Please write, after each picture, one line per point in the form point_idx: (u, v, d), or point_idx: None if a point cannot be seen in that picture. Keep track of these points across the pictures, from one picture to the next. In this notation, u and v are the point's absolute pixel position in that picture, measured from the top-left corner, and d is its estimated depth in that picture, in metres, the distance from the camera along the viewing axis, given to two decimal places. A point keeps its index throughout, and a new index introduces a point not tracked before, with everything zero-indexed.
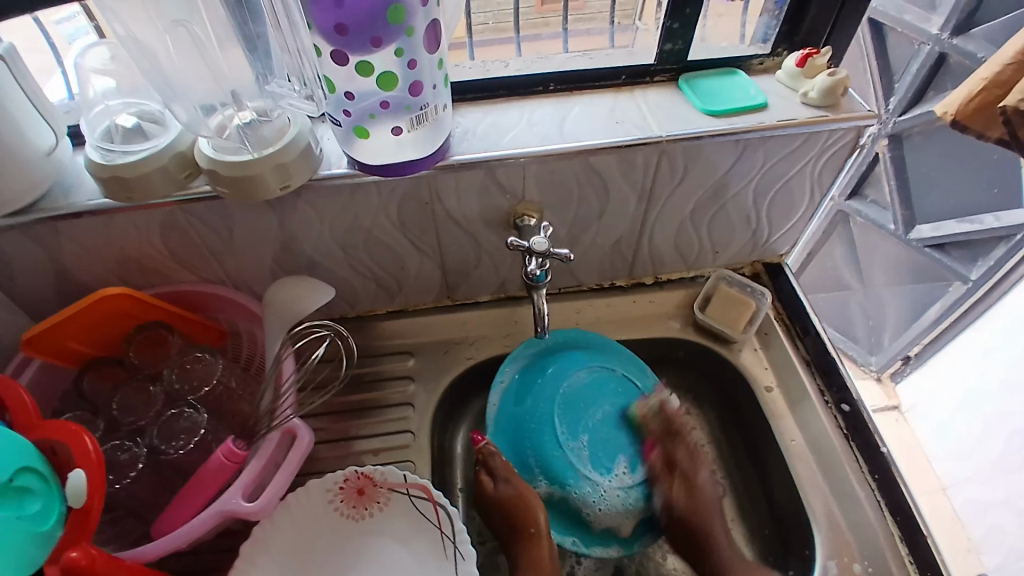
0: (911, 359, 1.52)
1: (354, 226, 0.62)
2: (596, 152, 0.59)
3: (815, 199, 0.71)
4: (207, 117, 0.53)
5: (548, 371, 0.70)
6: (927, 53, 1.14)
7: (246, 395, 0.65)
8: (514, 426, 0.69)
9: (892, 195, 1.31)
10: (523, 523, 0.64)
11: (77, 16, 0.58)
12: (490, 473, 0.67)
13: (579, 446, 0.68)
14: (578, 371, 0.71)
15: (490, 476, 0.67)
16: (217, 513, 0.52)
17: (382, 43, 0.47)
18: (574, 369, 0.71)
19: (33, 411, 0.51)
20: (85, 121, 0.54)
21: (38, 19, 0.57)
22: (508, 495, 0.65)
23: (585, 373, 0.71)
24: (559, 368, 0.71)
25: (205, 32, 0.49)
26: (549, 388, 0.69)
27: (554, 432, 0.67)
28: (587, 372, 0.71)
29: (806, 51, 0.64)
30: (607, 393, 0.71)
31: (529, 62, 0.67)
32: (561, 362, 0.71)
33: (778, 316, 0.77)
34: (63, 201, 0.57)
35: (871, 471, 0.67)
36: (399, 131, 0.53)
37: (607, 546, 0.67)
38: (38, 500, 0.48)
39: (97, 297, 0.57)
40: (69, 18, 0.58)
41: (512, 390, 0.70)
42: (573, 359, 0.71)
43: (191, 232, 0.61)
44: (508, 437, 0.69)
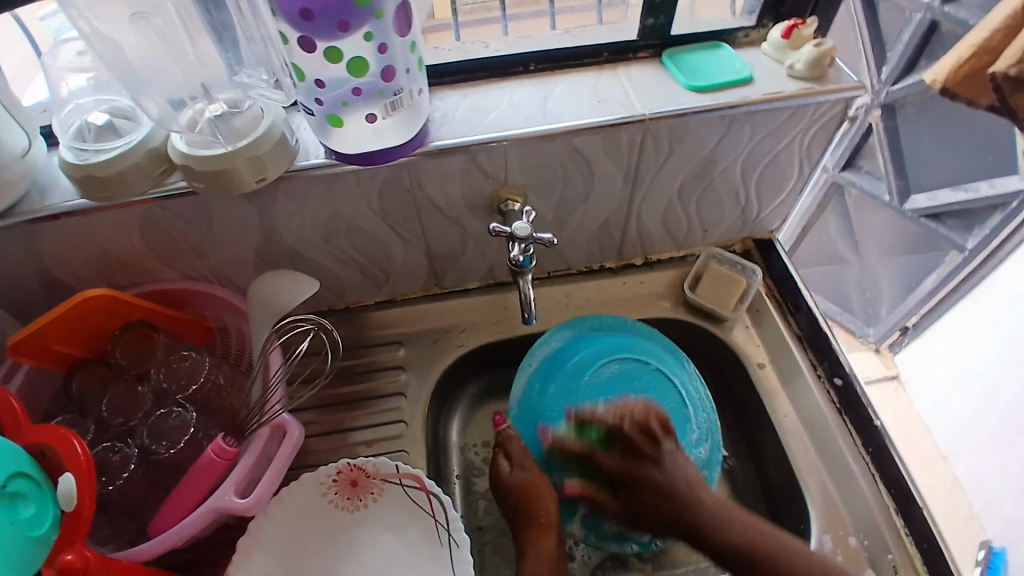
0: (908, 330, 1.52)
1: (336, 216, 0.62)
2: (578, 133, 0.58)
3: (804, 172, 0.70)
4: (177, 112, 0.52)
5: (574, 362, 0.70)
6: (919, 21, 1.11)
7: (235, 391, 0.64)
8: (536, 410, 0.69)
9: (886, 166, 1.28)
10: (533, 511, 0.64)
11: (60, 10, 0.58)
12: (507, 455, 0.67)
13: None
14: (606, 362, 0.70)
15: (507, 458, 0.67)
16: (209, 510, 0.52)
17: (351, 27, 0.45)
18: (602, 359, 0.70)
19: (22, 416, 0.51)
20: (58, 121, 0.52)
21: (20, 14, 0.57)
22: (523, 483, 0.65)
23: (614, 363, 0.71)
24: (586, 357, 0.70)
25: (172, 23, 0.47)
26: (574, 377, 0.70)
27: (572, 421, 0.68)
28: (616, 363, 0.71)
29: (792, 22, 0.63)
30: (636, 385, 0.70)
31: (511, 42, 0.66)
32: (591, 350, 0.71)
33: (769, 293, 0.77)
34: (40, 203, 0.56)
35: (864, 445, 0.67)
36: (374, 117, 0.52)
37: (620, 542, 0.66)
38: (31, 505, 0.48)
39: (81, 298, 0.57)
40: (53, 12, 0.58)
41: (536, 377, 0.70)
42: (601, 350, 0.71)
43: (171, 229, 0.60)
44: (528, 422, 0.69)
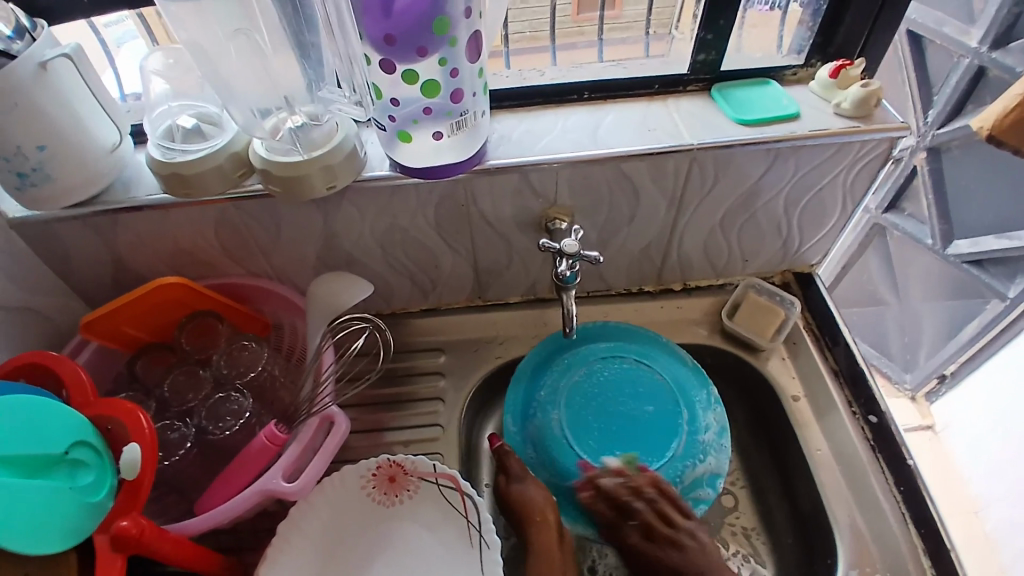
0: (946, 378, 1.49)
1: (392, 226, 0.65)
2: (627, 159, 0.61)
3: (847, 209, 0.71)
4: (263, 119, 0.57)
5: (558, 366, 0.73)
6: (966, 66, 1.12)
7: (287, 383, 0.67)
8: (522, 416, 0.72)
9: (930, 209, 1.29)
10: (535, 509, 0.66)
11: (125, 19, 0.62)
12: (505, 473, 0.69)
13: (582, 440, 0.69)
14: (578, 368, 0.73)
15: (505, 476, 0.69)
16: (258, 492, 0.55)
17: (427, 52, 0.49)
18: (579, 365, 0.73)
19: (90, 390, 0.55)
20: (148, 121, 0.58)
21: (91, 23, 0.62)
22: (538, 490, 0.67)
23: (586, 368, 0.73)
24: (559, 367, 0.73)
25: (263, 39, 0.53)
26: (552, 389, 0.72)
27: (544, 426, 0.70)
28: (593, 364, 0.73)
29: (840, 62, 0.65)
30: (616, 385, 0.72)
31: (565, 71, 0.69)
32: (569, 359, 0.74)
33: (806, 325, 0.78)
34: (123, 194, 0.61)
35: (897, 484, 0.67)
36: (439, 136, 0.56)
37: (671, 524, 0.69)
38: (91, 473, 0.52)
39: (157, 284, 0.62)
40: (116, 22, 0.62)
41: (524, 387, 0.73)
42: (577, 357, 0.74)
43: (241, 228, 0.64)
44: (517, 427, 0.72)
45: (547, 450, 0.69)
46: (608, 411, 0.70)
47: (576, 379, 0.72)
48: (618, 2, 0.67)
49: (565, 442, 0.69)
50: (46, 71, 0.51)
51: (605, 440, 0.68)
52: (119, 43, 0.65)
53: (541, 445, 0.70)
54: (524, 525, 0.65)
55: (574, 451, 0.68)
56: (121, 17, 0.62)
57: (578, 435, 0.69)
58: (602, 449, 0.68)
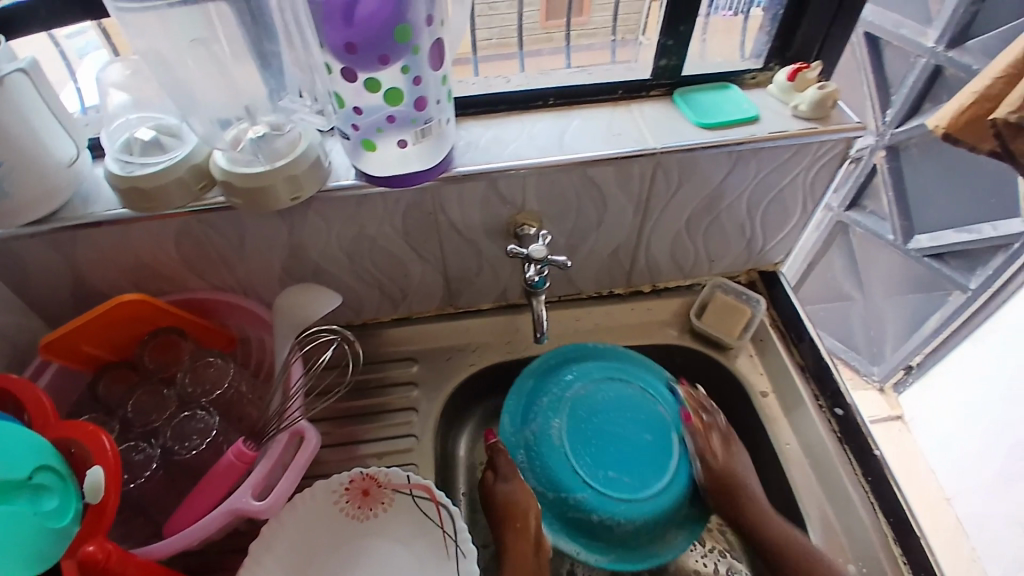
0: (912, 369, 1.54)
1: (360, 235, 0.65)
2: (592, 164, 0.61)
3: (808, 208, 0.73)
4: (223, 130, 0.56)
5: (563, 378, 0.74)
6: (923, 65, 1.16)
7: (254, 401, 0.67)
8: (519, 420, 0.73)
9: (891, 206, 1.33)
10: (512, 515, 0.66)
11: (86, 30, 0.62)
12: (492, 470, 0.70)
13: (578, 452, 0.70)
14: (583, 382, 0.74)
15: (492, 473, 0.70)
16: (227, 511, 0.54)
17: (389, 61, 0.49)
18: (584, 381, 0.74)
19: (50, 411, 0.53)
20: (106, 134, 0.56)
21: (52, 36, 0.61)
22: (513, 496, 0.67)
23: (591, 385, 0.74)
24: (564, 380, 0.74)
25: (223, 49, 0.52)
26: (554, 399, 0.73)
27: (542, 434, 0.71)
28: (599, 383, 0.74)
29: (797, 66, 0.66)
30: (620, 407, 0.73)
31: (531, 78, 0.70)
32: (574, 372, 0.75)
33: (773, 324, 0.79)
34: (82, 209, 0.59)
35: (864, 474, 0.68)
36: (404, 143, 0.56)
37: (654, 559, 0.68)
38: (54, 498, 0.50)
39: (119, 302, 0.60)
40: (78, 32, 0.62)
41: (526, 392, 0.74)
42: (582, 371, 0.75)
43: (205, 241, 0.63)
44: (513, 428, 0.73)
45: (540, 456, 0.70)
46: (607, 429, 0.72)
47: (580, 393, 0.73)
48: (586, 7, 0.68)
49: (561, 451, 0.70)
50: (3, 86, 0.50)
51: (600, 460, 0.70)
52: (82, 54, 0.64)
53: (535, 451, 0.71)
54: (501, 527, 0.66)
55: (565, 462, 0.70)
56: (83, 29, 0.61)
57: (573, 448, 0.70)
58: (596, 465, 0.70)
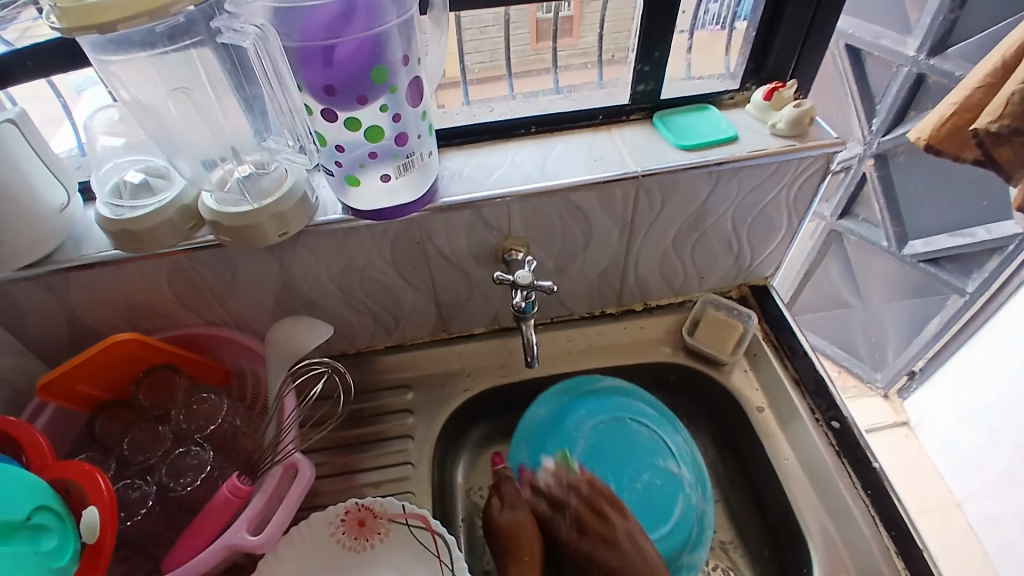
0: (915, 375, 1.53)
1: (351, 266, 0.66)
2: (575, 189, 0.62)
3: (793, 223, 0.73)
4: (209, 171, 0.57)
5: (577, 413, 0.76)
6: (905, 74, 1.17)
7: (249, 433, 0.67)
8: (532, 448, 0.74)
9: (882, 213, 1.33)
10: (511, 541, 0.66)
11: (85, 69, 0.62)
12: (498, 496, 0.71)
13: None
14: (596, 418, 0.76)
15: (497, 500, 0.71)
16: (223, 546, 0.54)
17: (368, 100, 0.50)
18: (596, 418, 0.75)
19: (49, 453, 0.54)
20: (96, 179, 0.57)
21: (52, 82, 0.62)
22: None
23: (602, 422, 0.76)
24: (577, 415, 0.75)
25: (204, 94, 0.54)
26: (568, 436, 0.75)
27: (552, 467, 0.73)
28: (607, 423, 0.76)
29: (773, 85, 0.68)
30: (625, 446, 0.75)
31: (516, 105, 0.71)
32: (589, 406, 0.76)
33: (766, 337, 0.79)
34: (75, 252, 0.60)
35: (864, 487, 0.68)
36: (387, 178, 0.57)
37: None
38: (52, 538, 0.50)
39: (111, 343, 0.61)
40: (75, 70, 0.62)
41: (539, 423, 0.75)
42: (596, 407, 0.76)
43: (197, 278, 0.64)
44: (525, 456, 0.74)
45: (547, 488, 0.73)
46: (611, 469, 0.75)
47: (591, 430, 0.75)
48: (575, 30, 0.69)
49: None
50: None
51: None
52: (78, 90, 0.64)
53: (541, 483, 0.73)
54: (504, 559, 0.67)
55: None
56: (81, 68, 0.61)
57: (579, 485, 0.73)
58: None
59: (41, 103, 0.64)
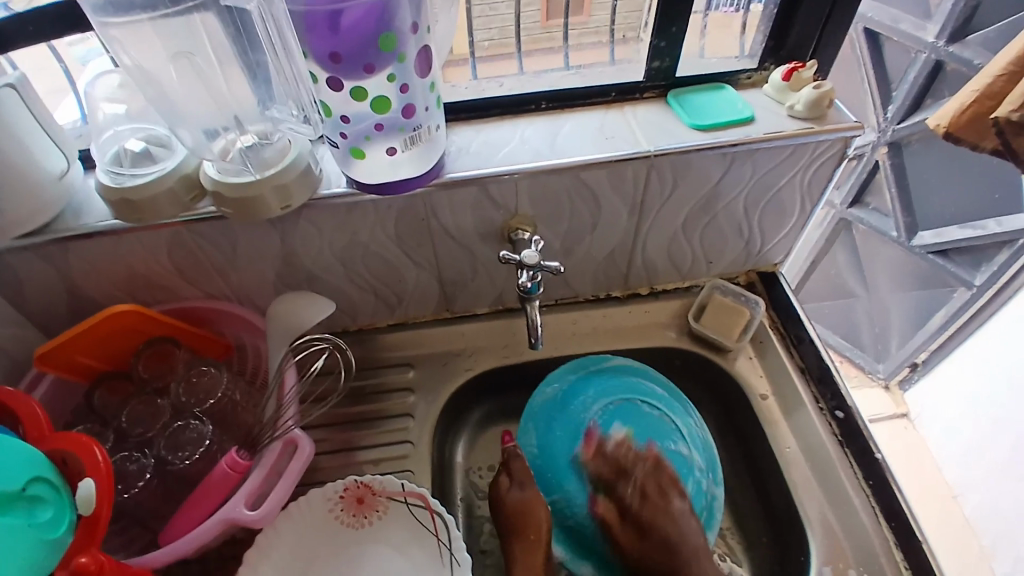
0: (918, 366, 1.52)
1: (353, 241, 0.64)
2: (586, 168, 0.61)
3: (806, 208, 0.72)
4: (210, 141, 0.55)
5: (586, 394, 0.74)
6: (924, 60, 1.14)
7: (249, 407, 0.66)
8: (539, 427, 0.73)
9: (893, 202, 1.31)
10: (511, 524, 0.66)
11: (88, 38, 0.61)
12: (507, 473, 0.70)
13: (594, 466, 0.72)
14: (606, 399, 0.74)
15: (507, 478, 0.70)
16: (222, 520, 0.54)
17: (375, 69, 0.49)
18: (604, 400, 0.73)
19: (46, 425, 0.53)
20: (95, 146, 0.56)
21: (55, 47, 0.60)
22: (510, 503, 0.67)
23: (611, 404, 0.74)
24: (586, 395, 0.74)
25: (206, 60, 0.52)
26: (576, 418, 0.73)
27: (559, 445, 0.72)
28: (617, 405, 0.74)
29: (792, 65, 0.66)
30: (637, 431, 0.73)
31: (525, 80, 0.69)
32: (598, 386, 0.74)
33: (772, 324, 0.78)
34: (74, 221, 0.59)
35: (866, 478, 0.68)
36: (393, 151, 0.55)
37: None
38: (49, 509, 0.49)
39: (110, 313, 0.60)
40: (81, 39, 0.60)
41: (548, 402, 0.74)
42: (605, 388, 0.74)
43: (197, 251, 0.63)
44: (532, 435, 0.73)
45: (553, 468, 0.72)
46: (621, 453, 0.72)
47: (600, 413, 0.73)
48: (584, 7, 0.66)
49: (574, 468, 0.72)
50: None
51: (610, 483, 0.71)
52: (83, 62, 0.62)
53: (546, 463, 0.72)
54: (509, 538, 0.65)
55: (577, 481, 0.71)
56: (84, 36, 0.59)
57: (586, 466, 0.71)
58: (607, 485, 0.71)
59: (45, 74, 0.63)
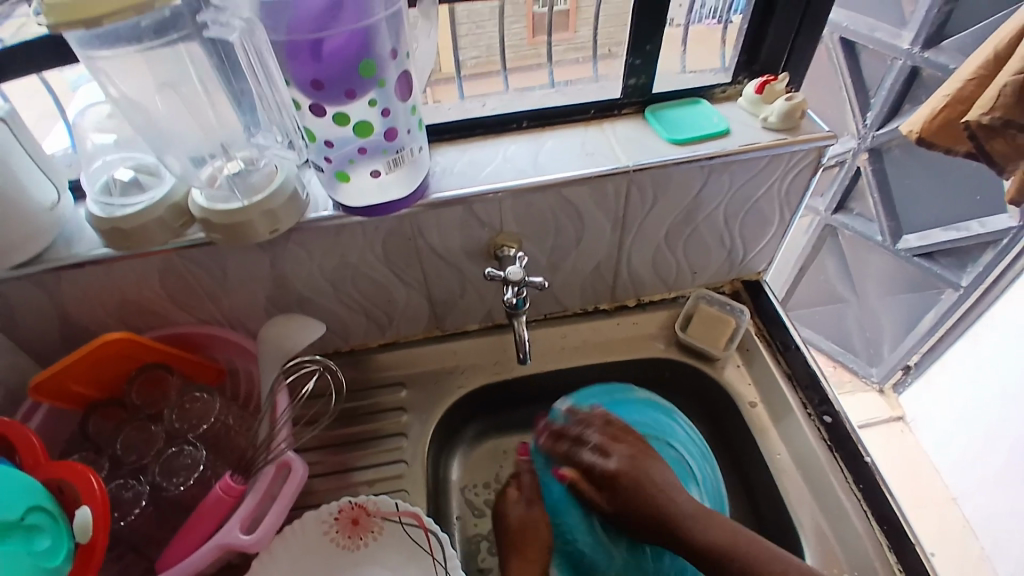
0: (910, 370, 1.54)
1: (342, 263, 0.65)
2: (567, 185, 0.62)
3: (786, 217, 0.73)
4: (198, 168, 0.57)
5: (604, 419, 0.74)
6: (900, 68, 1.17)
7: (242, 431, 0.67)
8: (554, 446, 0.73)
9: (877, 208, 1.33)
10: None
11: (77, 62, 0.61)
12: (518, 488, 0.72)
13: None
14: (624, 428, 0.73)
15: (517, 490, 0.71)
16: (217, 546, 0.54)
17: (356, 95, 0.50)
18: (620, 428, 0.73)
19: (42, 452, 0.53)
20: (86, 176, 0.57)
21: (46, 77, 0.61)
22: None
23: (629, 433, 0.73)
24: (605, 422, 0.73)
25: (193, 90, 0.53)
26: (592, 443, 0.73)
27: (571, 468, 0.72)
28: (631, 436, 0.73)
29: (764, 79, 0.68)
30: None
31: (508, 99, 0.71)
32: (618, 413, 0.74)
33: (758, 331, 0.79)
34: (66, 251, 0.60)
35: (855, 481, 0.68)
36: (377, 173, 0.57)
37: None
38: (46, 538, 0.49)
39: (102, 341, 0.60)
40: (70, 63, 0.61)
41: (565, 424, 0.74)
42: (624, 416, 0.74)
43: (188, 277, 0.64)
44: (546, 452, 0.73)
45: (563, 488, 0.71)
46: None
47: None
48: (571, 22, 0.68)
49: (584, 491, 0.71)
50: None
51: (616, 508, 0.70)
52: (74, 86, 0.63)
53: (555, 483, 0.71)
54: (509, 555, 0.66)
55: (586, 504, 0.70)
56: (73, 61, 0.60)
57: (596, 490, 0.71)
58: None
59: (36, 99, 0.63)
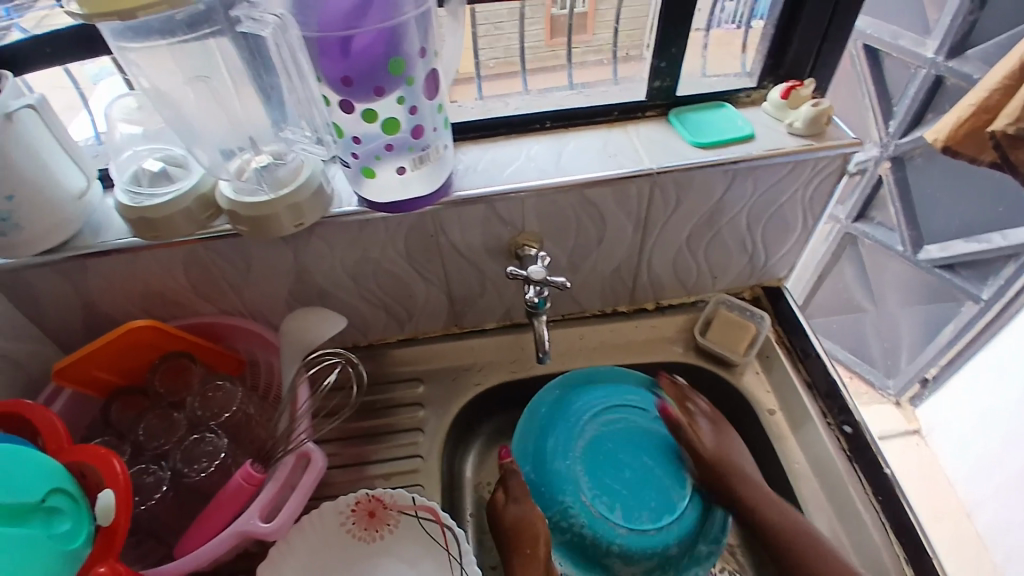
0: (928, 382, 1.52)
1: (364, 258, 0.66)
2: (590, 186, 0.62)
3: (808, 223, 0.73)
4: (226, 161, 0.57)
5: (577, 402, 0.76)
6: (923, 76, 1.16)
7: (262, 421, 0.67)
8: (534, 431, 0.75)
9: (898, 218, 1.31)
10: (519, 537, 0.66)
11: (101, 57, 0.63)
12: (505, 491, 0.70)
13: (588, 476, 0.73)
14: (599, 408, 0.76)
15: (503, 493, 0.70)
16: (235, 533, 0.54)
17: (385, 92, 0.51)
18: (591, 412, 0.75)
19: (65, 437, 0.54)
20: (115, 166, 0.58)
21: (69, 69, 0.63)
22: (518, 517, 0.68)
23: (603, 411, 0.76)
24: (580, 404, 0.76)
25: (223, 83, 0.54)
26: (570, 430, 0.75)
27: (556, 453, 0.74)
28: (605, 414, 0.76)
29: (791, 83, 0.67)
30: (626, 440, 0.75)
31: (530, 99, 0.71)
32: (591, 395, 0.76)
33: (778, 338, 0.79)
34: (92, 239, 0.61)
35: (875, 492, 0.67)
36: (403, 170, 0.57)
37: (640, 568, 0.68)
38: (66, 521, 0.50)
39: (126, 329, 0.61)
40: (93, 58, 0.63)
41: (542, 411, 0.76)
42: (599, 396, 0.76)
43: (212, 268, 0.65)
44: (525, 438, 0.75)
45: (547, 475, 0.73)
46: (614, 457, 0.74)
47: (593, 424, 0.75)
48: (589, 25, 0.69)
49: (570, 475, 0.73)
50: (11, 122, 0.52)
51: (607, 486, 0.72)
52: (94, 80, 0.65)
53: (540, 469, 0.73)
54: (509, 553, 0.66)
55: (575, 487, 0.72)
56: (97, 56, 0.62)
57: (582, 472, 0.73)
58: (603, 492, 0.72)
59: (62, 92, 0.65)
